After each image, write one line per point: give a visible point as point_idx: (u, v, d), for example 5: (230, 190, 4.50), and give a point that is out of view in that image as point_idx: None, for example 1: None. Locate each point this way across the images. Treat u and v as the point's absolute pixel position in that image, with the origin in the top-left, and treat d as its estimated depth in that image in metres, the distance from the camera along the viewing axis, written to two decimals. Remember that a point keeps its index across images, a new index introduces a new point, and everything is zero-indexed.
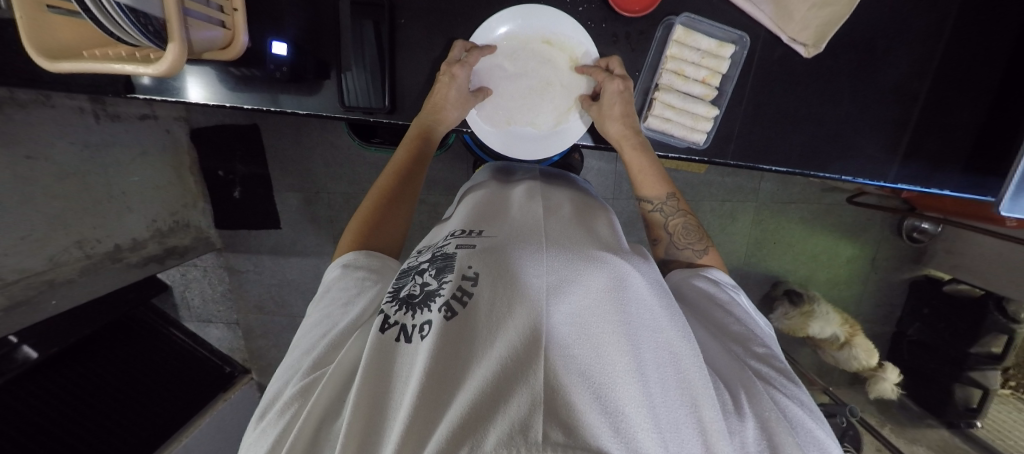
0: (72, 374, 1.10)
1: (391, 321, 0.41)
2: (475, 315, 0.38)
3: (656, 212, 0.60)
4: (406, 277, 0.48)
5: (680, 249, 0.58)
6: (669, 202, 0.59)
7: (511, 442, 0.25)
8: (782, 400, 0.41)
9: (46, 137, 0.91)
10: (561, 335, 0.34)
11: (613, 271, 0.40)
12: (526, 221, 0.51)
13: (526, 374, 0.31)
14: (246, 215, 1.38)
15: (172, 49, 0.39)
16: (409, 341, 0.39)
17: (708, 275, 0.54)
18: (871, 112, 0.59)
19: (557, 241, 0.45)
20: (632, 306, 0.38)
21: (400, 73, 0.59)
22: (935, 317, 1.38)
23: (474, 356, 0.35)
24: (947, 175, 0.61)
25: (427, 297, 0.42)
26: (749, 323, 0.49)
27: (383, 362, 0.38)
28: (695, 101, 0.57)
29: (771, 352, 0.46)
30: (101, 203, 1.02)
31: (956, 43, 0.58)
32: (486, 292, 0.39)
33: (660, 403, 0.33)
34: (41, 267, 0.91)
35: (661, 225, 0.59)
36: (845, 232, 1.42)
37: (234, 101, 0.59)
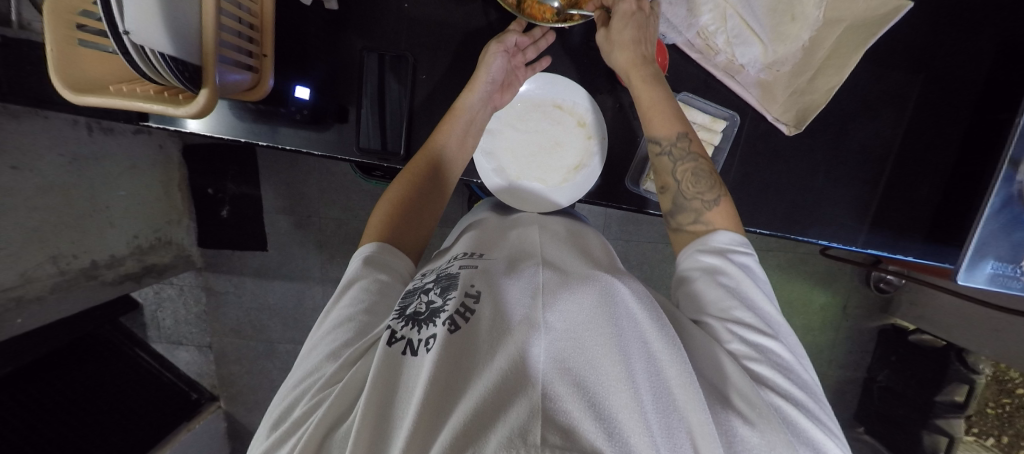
0: (23, 398, 1.01)
1: (397, 336, 0.42)
2: (479, 326, 0.41)
3: (664, 155, 0.58)
4: (411, 296, 0.49)
5: (689, 198, 0.57)
6: (680, 144, 0.57)
7: (512, 444, 0.27)
8: (777, 402, 0.42)
9: (36, 148, 0.89)
10: (557, 351, 0.37)
11: (604, 288, 0.43)
12: (524, 246, 0.56)
13: (525, 386, 0.34)
14: (232, 236, 1.36)
15: (205, 92, 0.40)
16: (416, 355, 0.40)
17: (716, 240, 0.53)
18: (844, 184, 0.65)
19: (552, 267, 0.49)
20: (622, 319, 0.40)
21: (416, 121, 0.62)
22: (901, 364, 1.46)
23: (476, 367, 0.38)
24: (910, 243, 0.68)
25: (432, 314, 0.44)
26: (755, 310, 0.49)
27: (390, 374, 0.38)
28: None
29: (773, 346, 0.46)
30: (83, 218, 0.99)
31: (915, 128, 0.65)
32: (487, 308, 0.43)
33: (652, 407, 0.35)
34: (12, 283, 0.87)
35: (669, 170, 0.58)
36: (819, 280, 1.50)
37: (246, 134, 0.60)
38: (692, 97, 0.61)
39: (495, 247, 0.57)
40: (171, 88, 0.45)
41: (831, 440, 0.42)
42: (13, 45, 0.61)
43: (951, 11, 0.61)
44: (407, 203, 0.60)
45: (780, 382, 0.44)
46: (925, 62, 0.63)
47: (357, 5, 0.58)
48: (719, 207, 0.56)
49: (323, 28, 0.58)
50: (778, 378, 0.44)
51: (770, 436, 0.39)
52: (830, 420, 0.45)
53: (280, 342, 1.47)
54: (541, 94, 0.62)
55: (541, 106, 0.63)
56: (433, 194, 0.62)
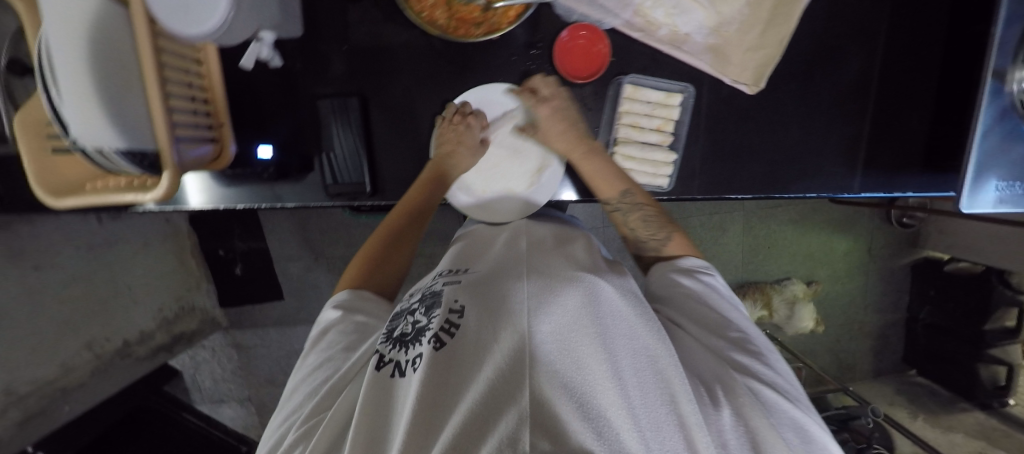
0: None
1: (385, 359, 0.43)
2: (463, 345, 0.40)
3: (616, 211, 0.61)
4: (398, 318, 0.50)
5: (646, 241, 0.62)
6: (625, 200, 0.59)
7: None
8: (755, 384, 0.44)
9: (52, 247, 0.95)
10: (545, 353, 0.36)
11: (587, 288, 0.43)
12: (503, 254, 0.55)
13: (514, 394, 0.34)
14: (249, 291, 1.40)
15: (167, 175, 0.42)
16: (404, 375, 0.40)
17: (685, 267, 0.57)
18: (825, 132, 0.63)
19: (535, 269, 0.48)
20: (609, 319, 0.40)
21: (379, 155, 0.63)
22: (941, 297, 1.38)
23: (465, 382, 0.37)
24: (908, 177, 0.65)
25: (417, 334, 0.44)
26: (726, 314, 0.52)
27: (378, 397, 0.39)
28: (652, 151, 0.60)
29: (745, 338, 0.49)
30: (108, 302, 1.05)
31: (890, 59, 0.62)
32: (472, 322, 0.42)
33: (641, 404, 0.35)
34: (55, 375, 0.93)
35: (621, 222, 0.62)
36: (838, 226, 1.44)
37: (227, 200, 0.62)
38: (642, 77, 0.59)
39: (478, 259, 0.56)
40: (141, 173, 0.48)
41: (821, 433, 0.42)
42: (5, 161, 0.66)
43: None
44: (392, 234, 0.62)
45: (762, 371, 0.45)
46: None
47: (298, 59, 0.60)
48: (673, 242, 0.61)
49: (272, 88, 0.60)
50: (761, 370, 0.46)
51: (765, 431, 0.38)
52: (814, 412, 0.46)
53: None
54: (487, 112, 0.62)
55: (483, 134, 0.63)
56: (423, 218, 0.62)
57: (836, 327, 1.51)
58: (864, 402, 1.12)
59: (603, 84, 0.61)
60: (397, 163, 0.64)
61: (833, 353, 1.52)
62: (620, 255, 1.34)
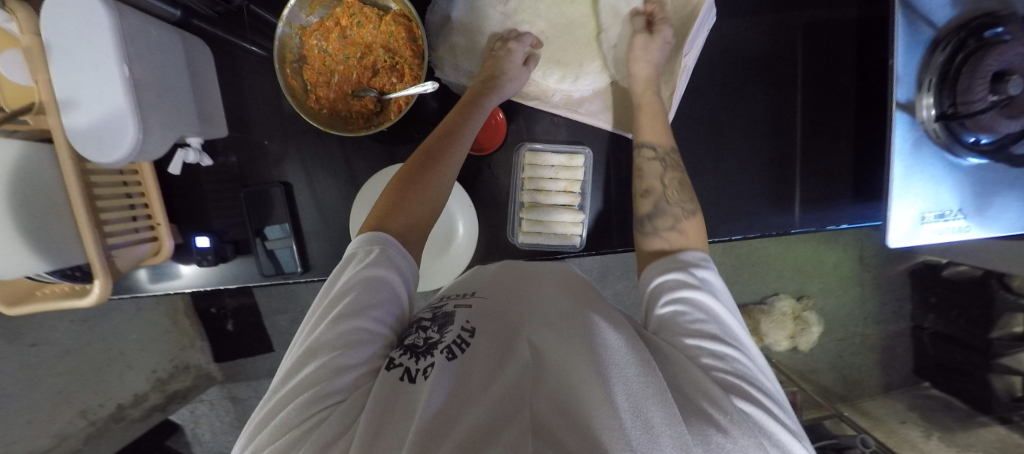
0: None
1: (394, 363, 0.38)
2: (478, 359, 0.37)
3: (654, 160, 0.56)
4: (408, 328, 0.43)
5: (670, 205, 0.53)
6: (671, 154, 0.56)
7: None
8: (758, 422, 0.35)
9: (48, 324, 1.04)
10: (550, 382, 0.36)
11: (597, 326, 0.40)
12: (511, 277, 0.50)
13: (490, 447, 0.29)
14: (237, 347, 1.40)
15: (98, 283, 0.46)
16: (413, 382, 0.35)
17: (679, 263, 0.47)
18: (752, 171, 0.64)
19: (553, 295, 0.46)
20: (611, 355, 0.36)
21: (309, 237, 0.64)
22: (945, 304, 1.34)
23: (468, 400, 0.33)
24: (840, 208, 0.64)
25: (430, 346, 0.39)
26: (726, 324, 0.42)
27: (385, 406, 0.33)
28: (560, 212, 0.63)
29: (756, 372, 0.39)
30: (101, 370, 1.13)
31: (806, 93, 0.63)
32: (484, 347, 0.38)
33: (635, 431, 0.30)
34: (48, 444, 1.00)
35: (654, 184, 0.55)
36: (822, 238, 1.40)
37: (173, 288, 0.63)
38: (542, 145, 0.63)
39: (483, 279, 0.51)
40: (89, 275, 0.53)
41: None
42: None
43: None
44: (411, 178, 0.51)
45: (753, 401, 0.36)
46: (790, 28, 0.61)
47: (233, 154, 0.62)
48: (693, 227, 0.51)
49: (216, 180, 0.62)
50: (763, 402, 0.37)
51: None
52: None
53: None
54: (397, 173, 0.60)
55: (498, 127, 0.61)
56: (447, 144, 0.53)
57: (838, 341, 1.44)
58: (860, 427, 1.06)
59: (508, 150, 0.63)
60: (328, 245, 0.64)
61: (837, 370, 1.45)
62: (599, 285, 1.34)
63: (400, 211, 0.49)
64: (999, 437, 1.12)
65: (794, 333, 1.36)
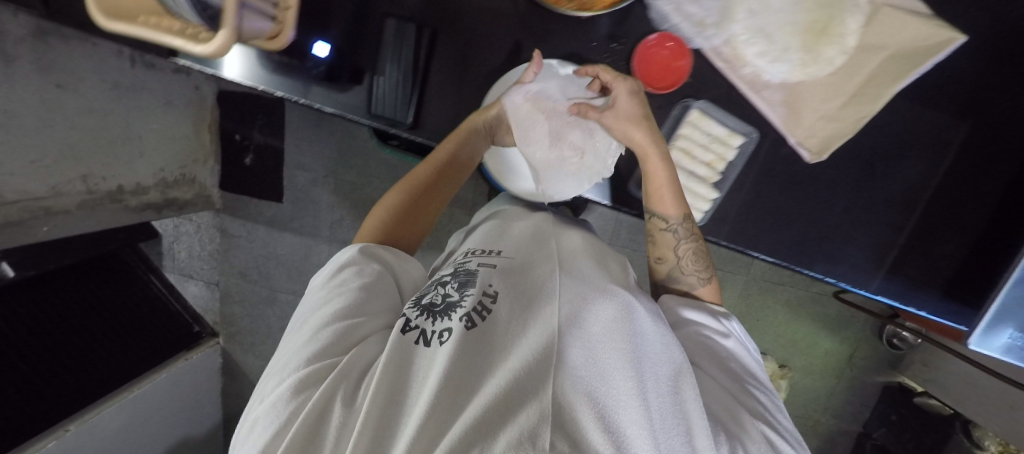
0: (24, 303, 1.03)
1: (411, 325, 0.45)
2: (496, 326, 0.44)
3: (668, 231, 0.61)
4: (430, 287, 0.54)
5: (686, 273, 0.63)
6: (683, 224, 0.60)
7: (522, 446, 0.28)
8: (772, 435, 0.46)
9: (81, 72, 0.90)
10: (572, 358, 0.37)
11: (619, 308, 0.45)
12: (547, 252, 0.58)
13: (537, 389, 0.34)
14: (252, 182, 1.39)
15: (222, 34, 0.41)
16: (428, 345, 0.43)
17: (708, 310, 0.60)
18: (868, 229, 0.63)
19: (571, 275, 0.51)
20: (638, 340, 0.42)
21: (428, 94, 0.63)
22: (902, 425, 1.36)
23: (495, 365, 0.39)
24: (926, 298, 0.65)
25: (449, 307, 0.47)
26: (741, 358, 0.55)
27: (403, 358, 0.42)
28: (695, 185, 0.61)
29: (763, 392, 0.52)
30: (115, 144, 1.01)
31: (953, 177, 0.61)
32: (504, 310, 0.45)
33: (657, 412, 0.37)
34: (42, 194, 0.89)
35: (670, 246, 0.62)
36: (829, 324, 1.42)
37: (265, 84, 0.61)
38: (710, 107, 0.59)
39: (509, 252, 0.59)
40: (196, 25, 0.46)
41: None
42: None
43: (1012, 55, 0.57)
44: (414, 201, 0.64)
45: (765, 418, 0.48)
46: (973, 107, 0.58)
47: None
48: (708, 286, 0.63)
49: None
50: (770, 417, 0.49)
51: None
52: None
53: (282, 293, 1.51)
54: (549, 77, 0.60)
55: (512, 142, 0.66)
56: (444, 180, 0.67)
57: (792, 417, 1.51)
58: None
59: (669, 101, 0.60)
60: (444, 108, 0.64)
61: None
62: None
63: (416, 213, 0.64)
64: None
65: None
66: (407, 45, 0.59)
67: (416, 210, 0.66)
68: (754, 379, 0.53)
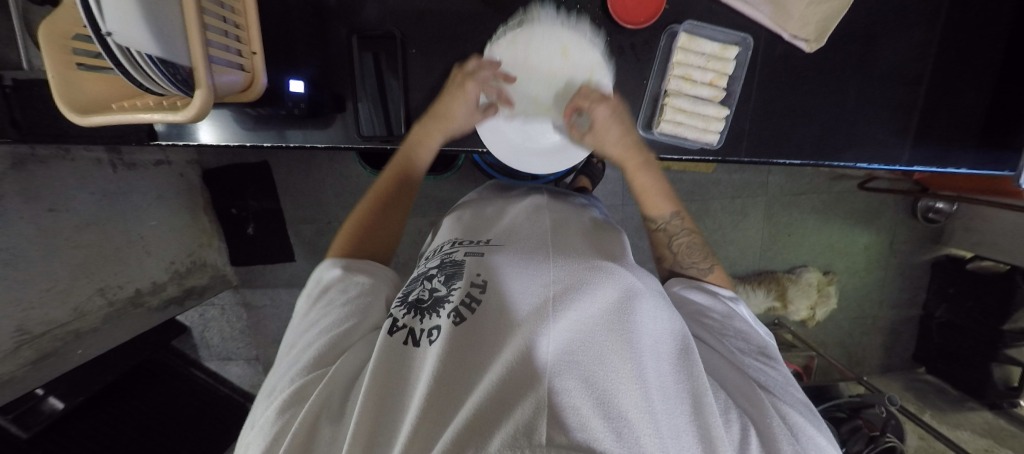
0: (89, 429, 1.02)
1: (398, 325, 0.43)
2: (485, 318, 0.40)
3: (661, 230, 0.65)
4: (415, 283, 0.50)
5: (685, 267, 0.62)
6: (673, 222, 0.64)
7: (516, 444, 0.27)
8: (784, 408, 0.43)
9: (67, 189, 0.90)
10: (565, 343, 0.35)
11: (619, 283, 0.42)
12: (532, 230, 0.54)
13: (531, 379, 0.32)
14: (260, 250, 1.38)
15: (200, 94, 0.41)
16: (418, 346, 0.40)
17: (704, 287, 0.57)
18: (877, 102, 0.66)
19: (562, 250, 0.48)
20: (638, 317, 0.39)
21: (412, 101, 0.67)
22: (961, 295, 1.32)
23: (484, 363, 0.36)
24: (960, 155, 0.66)
25: (436, 303, 0.44)
26: (750, 333, 0.52)
27: (393, 363, 0.39)
28: (705, 104, 0.64)
29: (778, 369, 0.48)
30: (121, 250, 1.00)
31: (950, 30, 0.63)
32: (495, 299, 0.42)
33: (659, 395, 0.35)
34: (66, 318, 0.88)
35: (665, 243, 0.64)
36: (860, 218, 1.40)
37: (252, 139, 0.66)
38: (697, 28, 0.64)
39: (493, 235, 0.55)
40: (169, 96, 0.47)
41: (829, 446, 0.43)
42: (24, 85, 0.62)
43: None
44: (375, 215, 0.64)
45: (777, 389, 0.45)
46: None
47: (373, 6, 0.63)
48: (714, 274, 0.61)
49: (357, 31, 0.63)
50: (782, 392, 0.45)
51: (781, 445, 0.39)
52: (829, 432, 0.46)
53: None
54: (543, 43, 0.63)
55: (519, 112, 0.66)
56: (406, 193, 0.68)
57: (850, 320, 1.49)
58: (875, 388, 1.15)
59: (655, 34, 0.65)
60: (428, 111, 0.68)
61: (844, 346, 1.51)
62: (637, 235, 1.33)
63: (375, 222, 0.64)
64: (985, 421, 1.25)
65: (815, 306, 1.39)
66: (401, 61, 0.65)
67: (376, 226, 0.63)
68: (762, 351, 0.50)
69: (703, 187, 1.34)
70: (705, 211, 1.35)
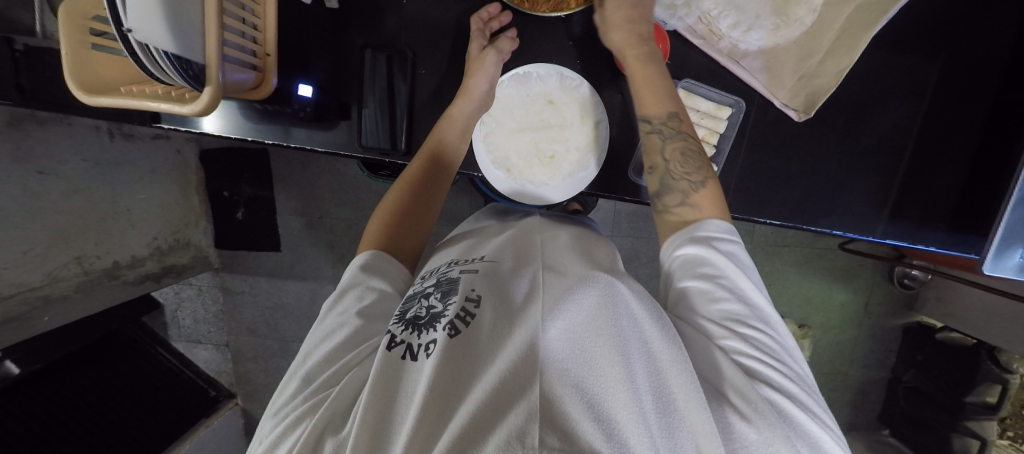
0: (43, 399, 0.99)
1: (397, 340, 0.42)
2: (479, 331, 0.41)
3: (655, 133, 0.60)
4: (412, 300, 0.49)
5: (677, 177, 0.57)
6: (670, 124, 0.59)
7: (509, 447, 0.28)
8: (772, 394, 0.41)
9: (60, 155, 0.89)
10: (557, 351, 0.36)
11: (603, 286, 0.43)
12: (526, 249, 0.56)
13: (524, 387, 0.33)
14: (246, 236, 1.37)
15: (208, 90, 0.43)
16: (416, 360, 0.40)
17: (698, 233, 0.51)
18: (858, 174, 0.69)
19: (553, 266, 0.49)
20: (623, 318, 0.39)
21: (417, 118, 0.69)
22: (930, 364, 1.36)
23: (477, 375, 0.37)
24: (933, 233, 0.69)
25: (433, 319, 0.43)
26: (742, 293, 0.47)
27: (390, 379, 0.39)
28: None
29: (764, 335, 0.45)
30: (105, 221, 0.99)
31: (932, 117, 0.67)
32: (489, 311, 0.43)
33: (649, 393, 0.35)
34: (37, 282, 0.86)
35: (657, 147, 0.59)
36: (839, 276, 1.44)
37: (255, 134, 0.67)
38: (694, 86, 0.67)
39: (490, 249, 0.57)
40: (178, 88, 0.49)
41: (827, 434, 0.41)
42: (35, 53, 0.63)
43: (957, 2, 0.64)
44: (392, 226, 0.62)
45: (767, 368, 0.42)
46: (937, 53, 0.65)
47: (390, 20, 0.66)
48: (707, 186, 0.56)
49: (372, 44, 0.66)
50: (773, 371, 0.42)
51: (773, 435, 0.37)
52: (828, 414, 0.44)
53: (295, 342, 1.48)
54: (542, 83, 0.67)
55: (504, 153, 0.70)
56: (443, 179, 0.67)
57: (821, 374, 1.51)
58: None
59: None
60: (433, 129, 0.70)
61: None
62: (624, 266, 1.35)
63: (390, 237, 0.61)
64: None
65: None
66: (409, 78, 0.67)
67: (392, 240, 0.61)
68: (752, 315, 0.46)
69: None
70: None
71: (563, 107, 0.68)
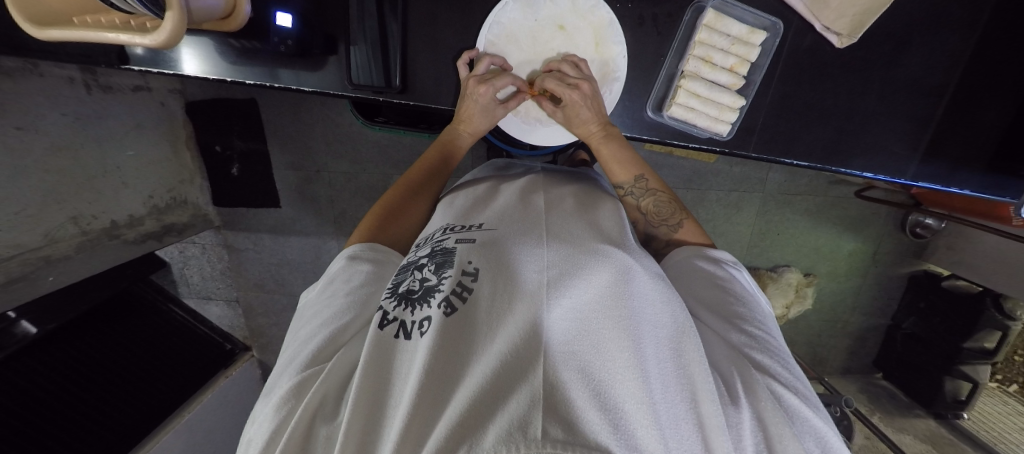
0: (69, 360, 1.02)
1: (389, 318, 0.41)
2: (475, 309, 0.39)
3: (628, 195, 0.64)
4: (405, 272, 0.47)
5: (656, 226, 0.62)
6: (640, 184, 0.63)
7: (511, 439, 0.26)
8: (778, 389, 0.41)
9: (37, 109, 0.84)
10: (562, 333, 0.35)
11: (613, 263, 0.41)
12: (525, 212, 0.51)
13: (527, 371, 0.32)
14: (244, 193, 1.34)
15: (171, 17, 0.38)
16: (409, 338, 0.39)
17: (704, 253, 0.55)
18: (897, 109, 0.64)
19: (557, 234, 0.46)
20: (635, 300, 0.38)
21: (412, 53, 0.63)
22: (931, 311, 1.36)
23: (475, 354, 0.36)
24: (967, 175, 0.65)
25: (427, 293, 0.42)
26: (749, 301, 0.50)
27: (383, 359, 0.38)
28: (722, 90, 0.62)
29: (768, 337, 0.46)
30: (95, 178, 0.95)
31: (987, 43, 0.61)
32: (487, 287, 0.40)
33: (657, 379, 0.34)
34: (37, 244, 0.85)
35: (634, 207, 0.63)
36: (851, 225, 1.41)
37: (234, 74, 0.61)
38: (725, 5, 0.60)
39: (488, 215, 0.53)
40: (137, 17, 0.43)
41: (829, 429, 0.41)
42: None
43: None
44: (391, 203, 0.62)
45: (784, 374, 0.43)
46: None
47: None
48: (684, 228, 0.60)
49: None
50: (782, 372, 0.43)
51: (778, 429, 0.38)
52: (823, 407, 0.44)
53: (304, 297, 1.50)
54: (552, 4, 0.61)
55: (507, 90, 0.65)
56: (444, 171, 0.67)
57: (821, 322, 1.54)
58: (832, 389, 1.20)
59: (679, 7, 0.61)
60: (429, 67, 0.64)
61: (810, 346, 1.57)
62: None
63: (393, 217, 0.60)
64: (929, 428, 1.32)
65: (790, 306, 1.42)
66: (402, 8, 0.60)
67: (393, 215, 0.60)
68: (761, 322, 0.48)
69: (702, 176, 1.31)
70: (701, 201, 1.34)
71: (575, 34, 0.62)
